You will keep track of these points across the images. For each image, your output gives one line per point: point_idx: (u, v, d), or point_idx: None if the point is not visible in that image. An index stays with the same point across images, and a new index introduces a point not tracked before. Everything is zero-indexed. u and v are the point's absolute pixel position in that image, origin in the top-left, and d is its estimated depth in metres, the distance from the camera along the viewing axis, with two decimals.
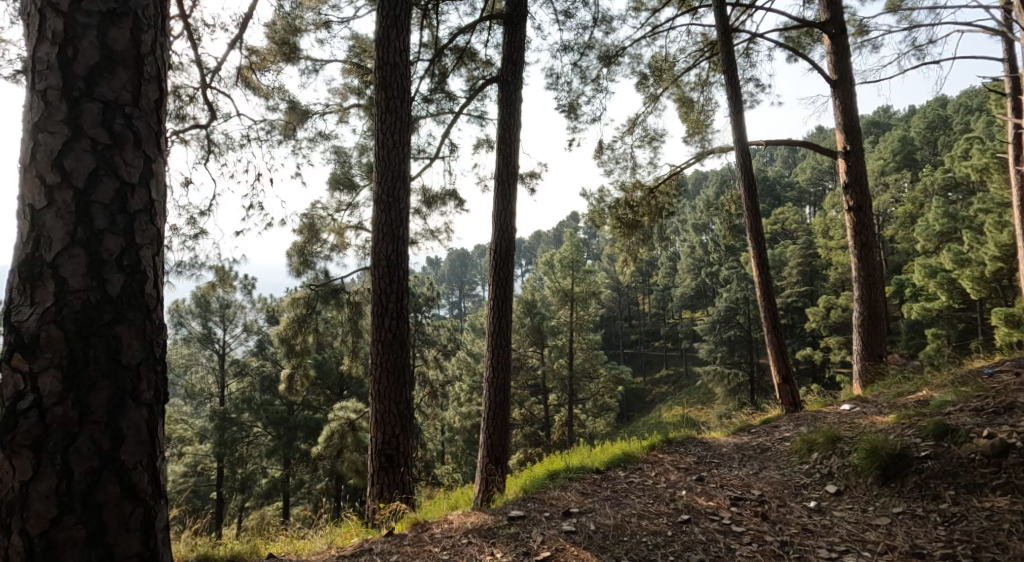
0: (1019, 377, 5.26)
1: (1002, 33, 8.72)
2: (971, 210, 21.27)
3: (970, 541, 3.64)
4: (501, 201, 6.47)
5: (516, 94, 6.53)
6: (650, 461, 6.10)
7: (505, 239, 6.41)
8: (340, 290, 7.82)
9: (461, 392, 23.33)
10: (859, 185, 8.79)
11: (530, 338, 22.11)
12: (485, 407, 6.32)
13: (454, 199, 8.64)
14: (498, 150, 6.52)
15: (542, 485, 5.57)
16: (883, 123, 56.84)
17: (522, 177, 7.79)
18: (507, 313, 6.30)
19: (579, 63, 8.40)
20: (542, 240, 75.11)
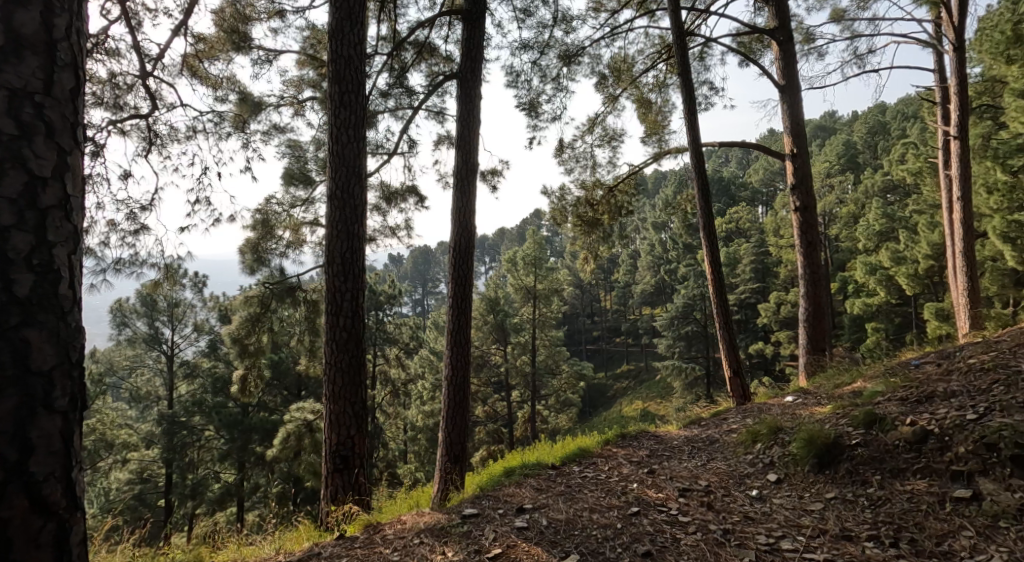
0: (942, 367, 5.58)
1: (933, 45, 9.18)
2: (907, 211, 22.43)
3: (893, 523, 3.83)
4: (461, 199, 6.45)
5: (475, 92, 6.52)
6: (605, 455, 6.20)
7: (466, 237, 6.37)
8: (296, 287, 7.67)
9: (424, 390, 23.21)
10: (805, 186, 9.11)
11: (493, 335, 22.18)
12: (444, 404, 6.29)
13: (413, 196, 8.58)
14: (457, 147, 6.50)
15: (498, 482, 5.59)
16: (829, 128, 59.38)
17: (483, 175, 7.81)
18: (467, 311, 6.29)
19: (538, 62, 8.44)
20: (506, 238, 75.27)
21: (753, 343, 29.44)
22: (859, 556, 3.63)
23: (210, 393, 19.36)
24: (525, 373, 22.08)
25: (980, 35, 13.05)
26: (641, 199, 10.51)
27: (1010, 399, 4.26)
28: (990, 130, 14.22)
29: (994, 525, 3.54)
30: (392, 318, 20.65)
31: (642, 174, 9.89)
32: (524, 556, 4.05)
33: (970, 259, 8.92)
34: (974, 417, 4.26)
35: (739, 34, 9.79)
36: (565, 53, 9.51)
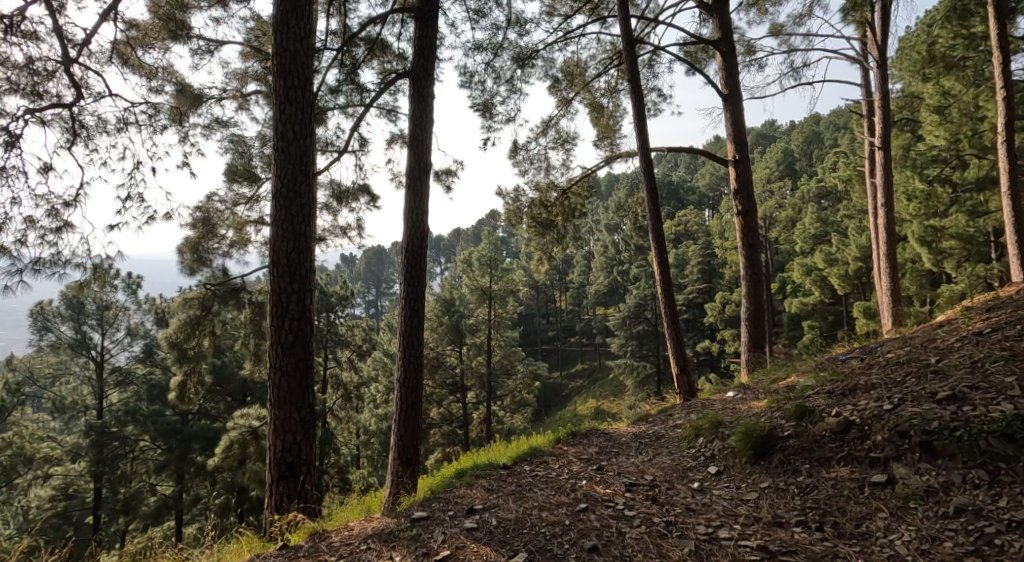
0: (865, 361, 5.94)
1: (860, 62, 9.75)
2: (839, 216, 23.67)
3: (820, 509, 4.08)
4: (414, 199, 6.46)
5: (428, 90, 6.54)
6: (555, 454, 6.31)
7: (418, 237, 6.39)
8: (240, 289, 7.49)
9: (377, 393, 22.86)
10: (746, 191, 9.51)
11: (447, 336, 22.07)
12: (396, 406, 6.30)
13: (365, 195, 8.54)
14: (410, 146, 6.52)
15: (450, 483, 5.62)
16: (770, 136, 61.93)
17: (438, 175, 7.85)
18: (419, 311, 6.32)
19: (492, 63, 8.52)
20: (462, 239, 75.14)
21: (700, 342, 30.29)
22: (789, 540, 3.86)
23: (144, 401, 18.54)
24: (481, 373, 22.01)
25: (903, 52, 13.93)
26: (594, 201, 10.71)
27: (923, 389, 4.58)
28: (910, 141, 15.19)
29: (907, 506, 3.83)
30: (344, 320, 20.29)
31: (595, 177, 10.09)
32: (473, 558, 4.13)
33: (893, 260, 9.51)
34: (890, 406, 4.55)
35: (686, 44, 10.15)
36: (518, 56, 9.62)
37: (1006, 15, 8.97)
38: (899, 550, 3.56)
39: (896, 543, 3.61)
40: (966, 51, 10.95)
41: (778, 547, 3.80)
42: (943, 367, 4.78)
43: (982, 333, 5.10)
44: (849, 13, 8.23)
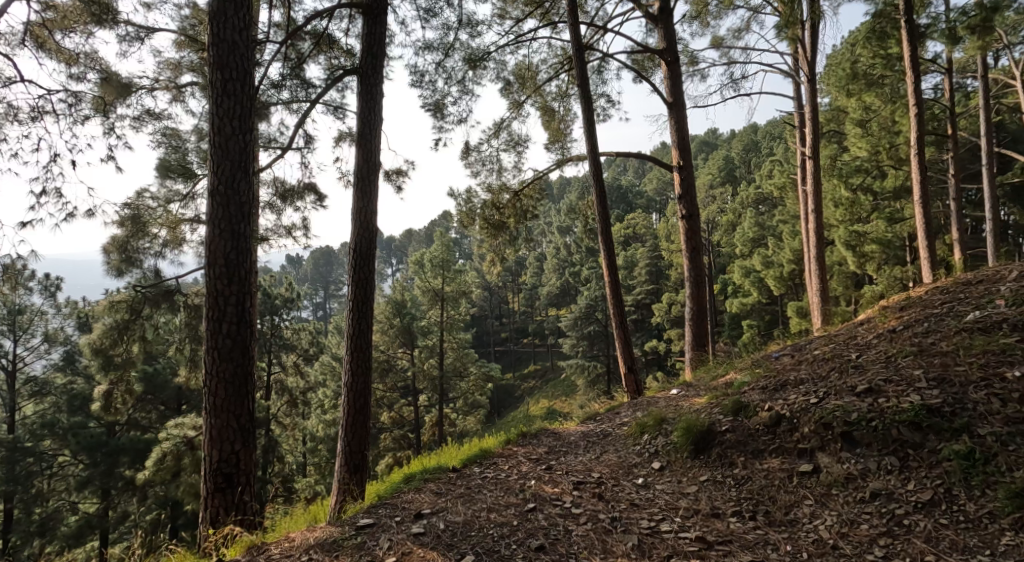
0: (796, 358, 6.26)
1: (793, 76, 10.27)
2: (775, 220, 24.72)
3: (754, 499, 4.30)
4: (362, 198, 6.43)
5: (376, 89, 6.52)
6: (505, 455, 6.39)
7: (367, 237, 6.37)
8: (175, 291, 6.99)
9: (325, 399, 22.37)
10: (690, 196, 9.83)
11: (399, 339, 21.80)
12: (343, 411, 6.25)
13: (311, 194, 8.43)
14: (358, 145, 6.48)
15: (398, 488, 5.62)
16: (712, 142, 64.16)
17: (388, 175, 7.82)
18: (368, 312, 6.29)
19: (443, 63, 8.53)
20: (413, 240, 74.55)
21: (648, 341, 30.98)
22: (725, 530, 4.06)
23: (63, 413, 17.43)
24: (433, 376, 21.86)
25: (831, 69, 14.69)
26: (546, 204, 10.86)
27: (844, 383, 4.88)
28: (836, 152, 16.09)
29: (829, 493, 4.09)
30: (289, 324, 19.78)
31: (546, 180, 10.26)
32: None
33: (822, 263, 10.04)
34: (817, 400, 4.82)
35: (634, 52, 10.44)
36: (470, 58, 9.68)
37: (917, 38, 9.69)
38: (822, 534, 3.79)
39: (820, 527, 3.85)
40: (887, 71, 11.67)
41: (715, 537, 4.00)
42: (863, 362, 5.12)
43: (898, 328, 5.48)
44: (781, 29, 8.66)
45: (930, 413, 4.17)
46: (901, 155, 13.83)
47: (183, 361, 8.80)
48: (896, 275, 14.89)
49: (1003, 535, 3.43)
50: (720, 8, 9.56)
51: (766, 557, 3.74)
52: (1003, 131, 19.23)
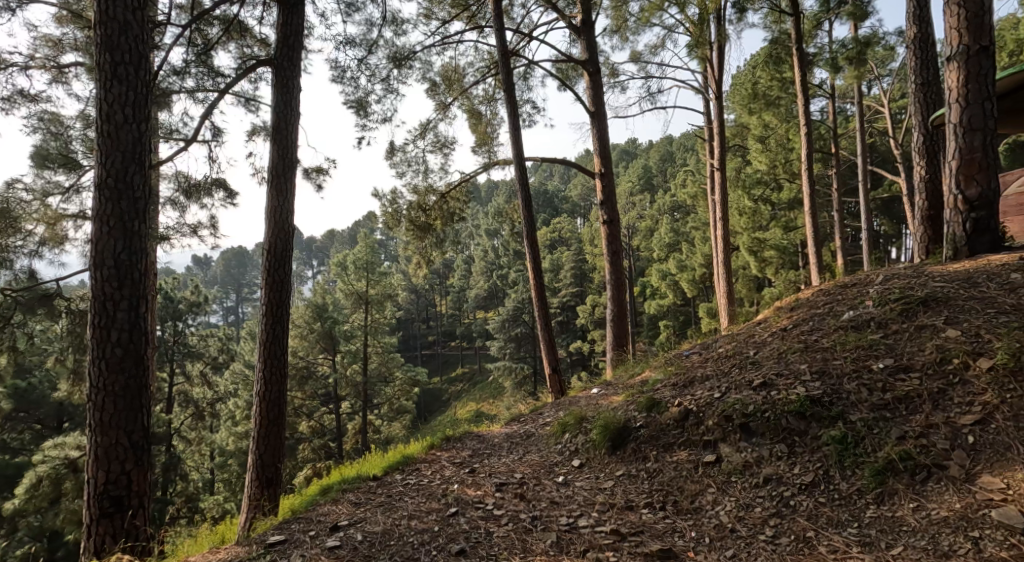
0: (704, 355, 6.67)
1: (704, 92, 10.90)
2: (689, 227, 25.94)
3: (664, 490, 4.57)
4: (277, 196, 6.27)
5: (293, 81, 6.38)
6: (427, 460, 6.42)
7: (282, 237, 6.21)
8: (53, 293, 7.02)
9: (235, 409, 21.21)
10: (611, 203, 10.20)
11: (319, 344, 21.23)
12: (256, 422, 6.07)
13: (221, 190, 8.12)
14: (273, 140, 6.31)
15: (313, 501, 5.54)
16: (632, 150, 66.73)
17: (308, 172, 7.66)
18: (283, 315, 6.15)
19: (366, 59, 8.45)
20: (337, 240, 72.72)
21: (572, 342, 31.67)
22: (637, 522, 4.29)
23: None
24: (356, 382, 21.32)
25: (736, 87, 15.56)
26: (472, 207, 10.96)
27: (743, 378, 5.26)
28: (740, 164, 17.12)
29: (729, 481, 4.40)
30: (195, 330, 18.84)
31: (473, 182, 10.36)
32: None
33: (729, 268, 10.70)
34: (719, 394, 5.17)
35: (557, 61, 10.71)
36: (393, 56, 9.62)
37: (808, 64, 10.55)
38: (722, 518, 4.09)
39: (721, 513, 4.14)
40: (783, 92, 12.74)
41: (628, 529, 4.21)
42: (760, 358, 5.53)
43: (789, 326, 5.96)
44: (692, 49, 9.20)
45: (813, 403, 4.56)
46: (794, 170, 15.44)
47: (64, 374, 8.16)
48: (790, 278, 16.41)
49: (869, 508, 3.77)
50: (638, 23, 9.99)
51: (673, 544, 3.97)
52: (874, 151, 21.80)
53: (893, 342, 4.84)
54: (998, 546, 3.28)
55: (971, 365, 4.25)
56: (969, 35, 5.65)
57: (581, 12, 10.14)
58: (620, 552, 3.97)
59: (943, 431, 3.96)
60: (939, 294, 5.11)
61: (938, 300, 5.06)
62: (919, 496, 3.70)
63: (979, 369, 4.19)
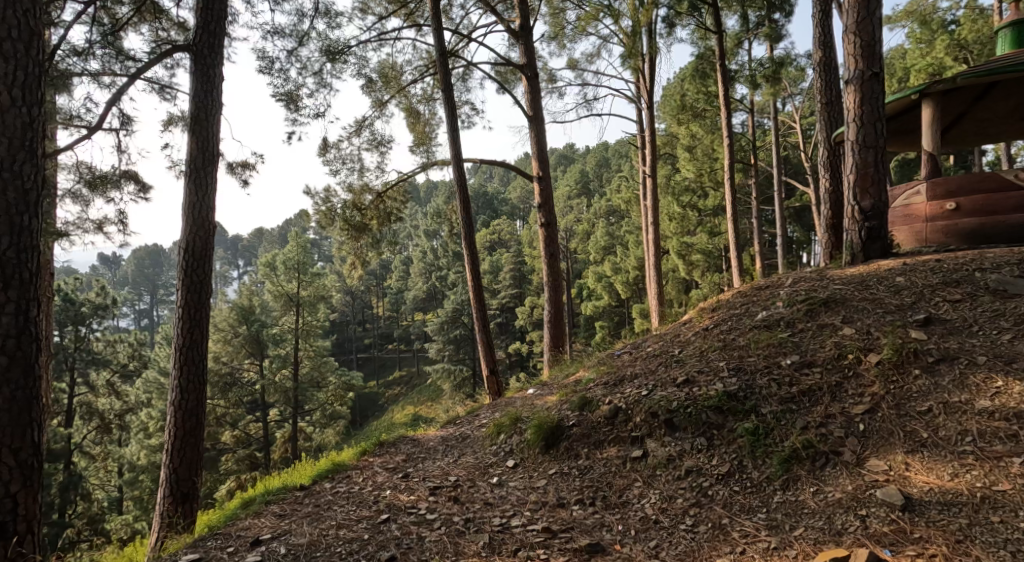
0: (633, 355, 6.89)
1: (637, 101, 11.26)
2: (624, 232, 26.64)
3: (594, 486, 4.71)
4: (196, 191, 6.04)
5: (214, 71, 6.16)
6: (359, 467, 6.33)
7: (201, 236, 6.00)
8: None
9: (148, 420, 19.97)
10: (549, 207, 10.38)
11: (244, 349, 20.74)
12: (170, 433, 5.80)
13: (132, 182, 7.74)
14: (192, 131, 6.06)
15: (233, 516, 5.37)
16: (571, 155, 67.88)
17: (234, 167, 7.42)
18: (202, 319, 5.95)
19: (296, 51, 8.26)
20: (267, 239, 70.36)
21: (512, 343, 31.81)
22: (568, 519, 4.41)
23: None
24: (286, 388, 20.51)
25: (666, 98, 16.15)
26: (410, 207, 10.89)
27: (669, 376, 5.50)
28: (670, 171, 17.76)
29: (655, 474, 4.59)
30: (101, 334, 17.72)
31: (411, 182, 10.31)
32: None
33: (659, 271, 11.09)
34: (646, 392, 5.38)
35: (496, 64, 10.80)
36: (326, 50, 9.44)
37: (732, 80, 11.11)
38: (647, 511, 4.27)
39: (647, 506, 4.31)
40: (708, 105, 13.64)
41: (559, 527, 4.32)
42: (684, 356, 5.79)
43: (710, 326, 6.26)
44: (625, 60, 9.50)
45: (730, 398, 4.83)
46: (717, 179, 16.28)
47: None
48: (715, 281, 17.02)
49: (776, 494, 4.01)
50: (575, 31, 10.23)
51: (602, 539, 4.11)
52: (788, 163, 23.17)
53: (799, 340, 5.18)
54: (883, 522, 3.54)
55: (863, 360, 4.66)
56: (864, 62, 6.12)
57: (520, 17, 10.28)
58: (551, 550, 4.07)
59: (839, 420, 4.30)
60: (837, 296, 5.53)
61: (838, 301, 5.47)
62: (818, 480, 3.98)
63: (871, 364, 4.58)
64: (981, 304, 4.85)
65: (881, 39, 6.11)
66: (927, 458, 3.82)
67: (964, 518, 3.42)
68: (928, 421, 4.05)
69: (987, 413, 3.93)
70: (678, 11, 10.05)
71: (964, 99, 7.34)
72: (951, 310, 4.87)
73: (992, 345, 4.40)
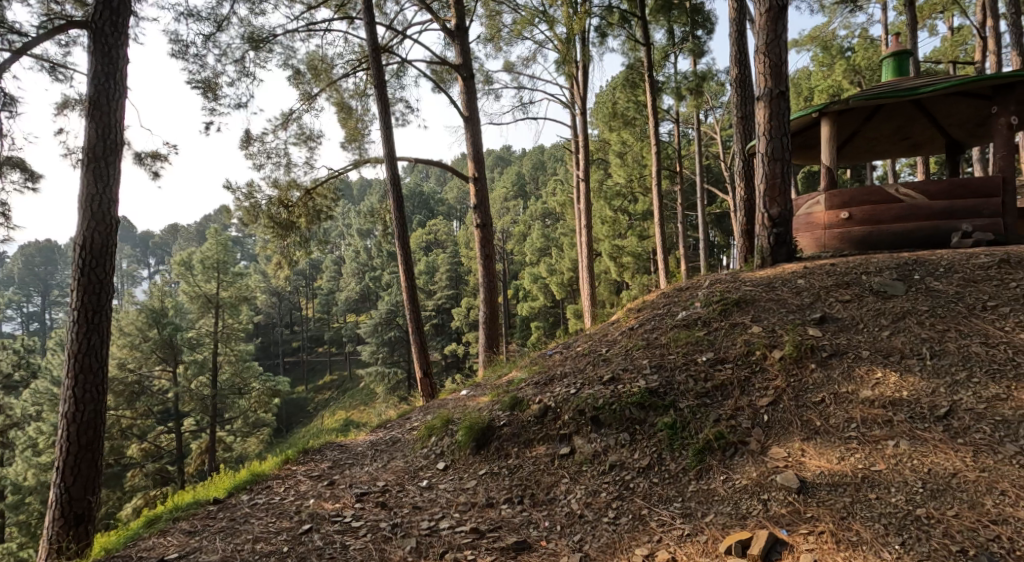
0: (562, 355, 7.04)
1: (571, 106, 11.51)
2: (559, 235, 27.09)
3: (522, 485, 4.80)
4: (94, 183, 5.65)
5: (117, 52, 5.80)
6: (281, 476, 6.15)
7: (101, 233, 5.63)
8: None
9: (37, 435, 18.48)
10: (484, 207, 10.45)
11: (156, 355, 19.75)
12: (61, 449, 5.45)
13: (20, 170, 7.24)
14: (91, 117, 5.67)
15: (135, 535, 5.10)
16: (507, 156, 68.41)
17: (142, 157, 7.06)
18: (101, 323, 5.61)
19: (212, 37, 7.93)
20: (184, 237, 66.80)
21: (447, 345, 31.67)
22: (496, 518, 4.48)
23: None
24: (202, 396, 19.51)
25: (599, 105, 16.55)
26: (340, 204, 10.69)
27: (595, 374, 5.68)
28: (602, 177, 18.20)
29: (581, 470, 4.73)
30: None
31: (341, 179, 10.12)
32: None
33: (592, 273, 11.36)
34: (574, 390, 5.52)
35: (431, 63, 10.76)
36: (248, 38, 9.12)
37: (658, 91, 11.55)
38: (573, 506, 4.39)
39: (572, 501, 4.44)
40: (638, 113, 14.05)
41: (487, 526, 4.38)
42: (609, 355, 5.99)
43: (634, 326, 6.49)
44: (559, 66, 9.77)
45: (651, 394, 5.03)
46: (646, 185, 16.87)
47: None
48: (644, 284, 17.55)
49: (690, 483, 4.23)
50: (510, 35, 10.34)
51: (529, 536, 4.20)
52: (711, 171, 24.30)
53: (713, 338, 5.46)
54: (781, 505, 3.79)
55: (768, 356, 4.98)
56: (771, 80, 6.53)
57: (455, 17, 10.29)
58: (478, 550, 4.12)
59: (746, 412, 4.57)
60: (748, 297, 5.87)
61: (747, 301, 5.81)
62: (727, 469, 4.21)
63: (773, 358, 4.91)
64: (868, 303, 5.28)
65: (787, 60, 6.53)
66: (819, 444, 4.13)
67: (848, 496, 3.70)
68: (820, 410, 4.38)
69: (870, 402, 4.29)
70: (609, 22, 10.47)
71: (855, 119, 7.95)
72: (842, 309, 5.27)
73: (874, 341, 4.80)
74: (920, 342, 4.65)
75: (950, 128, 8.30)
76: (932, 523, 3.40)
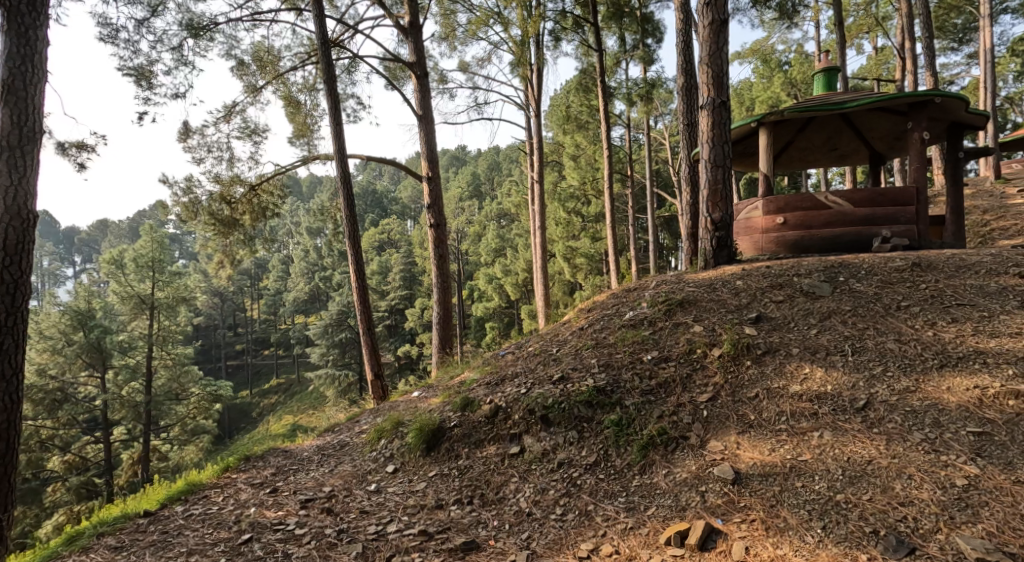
0: (513, 355, 7.09)
1: (525, 107, 11.60)
2: (513, 236, 27.17)
3: (472, 485, 4.82)
4: (8, 173, 5.16)
5: (35, 31, 5.34)
6: (220, 485, 5.97)
7: (15, 230, 5.14)
8: None
9: None
10: (437, 207, 10.38)
11: (82, 358, 18.64)
12: None
13: None
14: (4, 102, 5.19)
15: (55, 554, 4.86)
16: (462, 156, 68.24)
17: (66, 147, 6.75)
18: (15, 329, 5.12)
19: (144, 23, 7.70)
20: (118, 234, 63.69)
21: (400, 346, 31.31)
22: (445, 519, 4.48)
23: None
24: (135, 403, 18.57)
25: (553, 108, 16.75)
26: (287, 200, 10.43)
27: (545, 374, 5.75)
28: (556, 179, 18.38)
29: (530, 469, 4.78)
30: None
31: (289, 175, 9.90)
32: None
33: (545, 275, 11.44)
34: (524, 390, 5.57)
35: (384, 60, 10.65)
36: (187, 25, 8.86)
37: (610, 95, 11.74)
38: (521, 504, 4.44)
39: (521, 500, 4.48)
40: (591, 118, 14.25)
41: (435, 528, 4.37)
42: (559, 355, 6.07)
43: (584, 326, 6.60)
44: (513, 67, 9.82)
45: (598, 392, 5.13)
46: (599, 189, 17.16)
47: None
48: (596, 286, 17.81)
49: (634, 478, 4.34)
50: (465, 35, 10.36)
51: (477, 536, 4.22)
52: (660, 176, 24.89)
53: (657, 337, 5.62)
54: (717, 495, 3.94)
55: (708, 353, 5.15)
56: (714, 90, 6.75)
57: (409, 14, 10.21)
58: (424, 552, 4.12)
59: (688, 408, 4.72)
60: (691, 297, 6.07)
61: (690, 302, 6.00)
62: (669, 462, 4.35)
63: (713, 356, 5.09)
64: (800, 303, 5.54)
65: (728, 72, 6.77)
66: (753, 436, 4.30)
67: (777, 485, 3.87)
68: (755, 404, 4.56)
69: (800, 396, 4.50)
70: (562, 26, 10.55)
71: (791, 130, 8.29)
72: (776, 309, 5.52)
73: (803, 339, 5.04)
74: (844, 339, 4.91)
75: (878, 141, 8.76)
76: (850, 507, 3.59)
